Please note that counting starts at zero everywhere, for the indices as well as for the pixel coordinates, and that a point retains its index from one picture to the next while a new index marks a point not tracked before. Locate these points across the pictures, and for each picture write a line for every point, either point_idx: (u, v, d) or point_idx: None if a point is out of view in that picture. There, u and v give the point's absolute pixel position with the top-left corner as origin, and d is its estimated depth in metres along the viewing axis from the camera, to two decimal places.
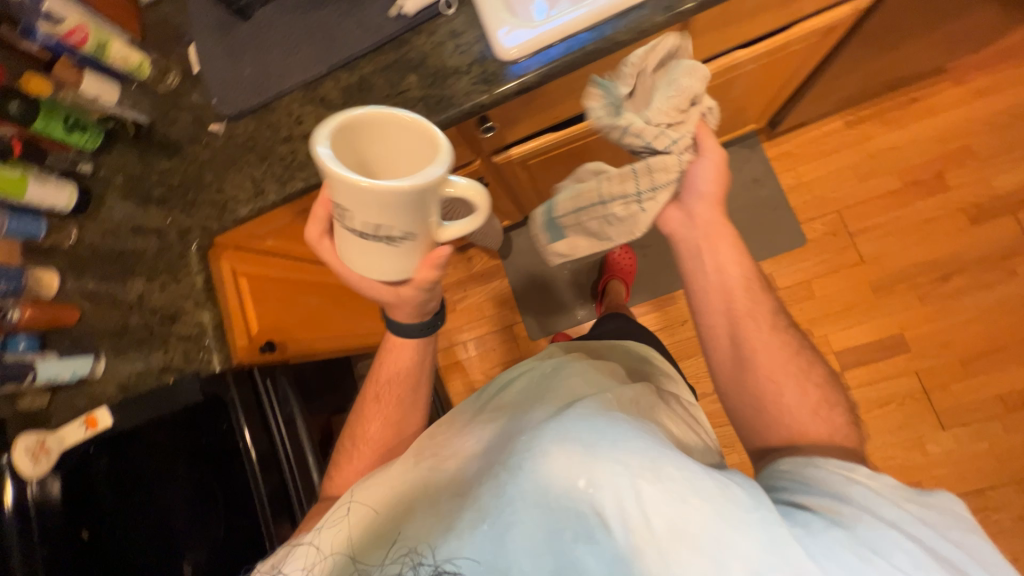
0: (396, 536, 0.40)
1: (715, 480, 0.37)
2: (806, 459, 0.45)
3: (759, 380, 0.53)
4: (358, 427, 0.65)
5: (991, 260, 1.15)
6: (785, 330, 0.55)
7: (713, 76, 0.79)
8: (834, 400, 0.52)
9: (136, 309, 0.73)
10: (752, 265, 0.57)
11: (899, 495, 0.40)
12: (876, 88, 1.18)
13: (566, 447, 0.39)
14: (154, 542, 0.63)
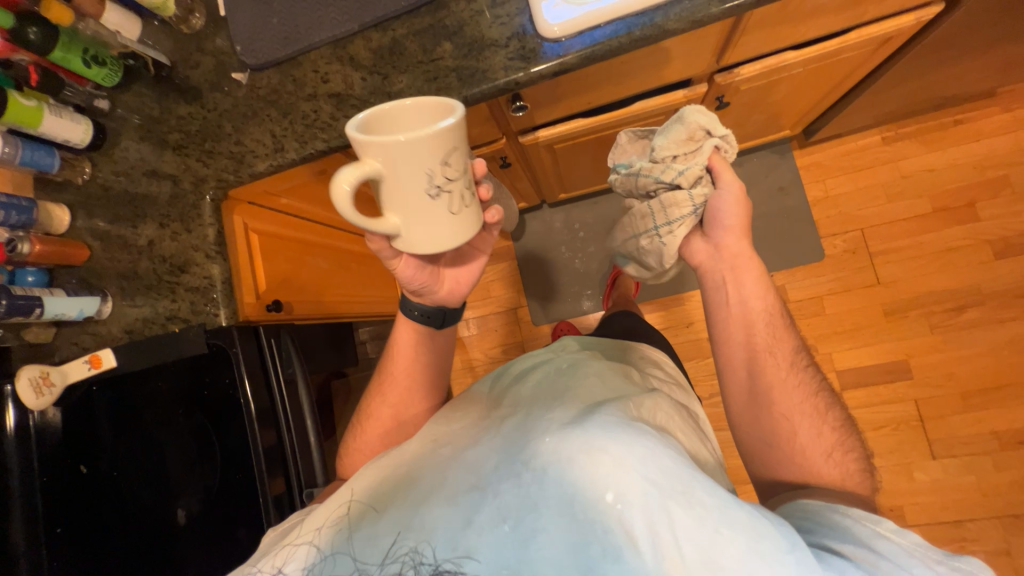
0: (411, 523, 0.40)
1: (748, 513, 0.37)
2: (830, 504, 0.44)
3: (775, 416, 0.54)
4: (367, 407, 0.68)
5: (1010, 296, 1.13)
6: (803, 369, 0.56)
7: (758, 76, 0.76)
8: (848, 444, 0.53)
9: (146, 254, 0.72)
10: (776, 301, 0.58)
11: (927, 554, 0.39)
12: (920, 105, 1.13)
13: (595, 458, 0.38)
14: (149, 480, 0.70)
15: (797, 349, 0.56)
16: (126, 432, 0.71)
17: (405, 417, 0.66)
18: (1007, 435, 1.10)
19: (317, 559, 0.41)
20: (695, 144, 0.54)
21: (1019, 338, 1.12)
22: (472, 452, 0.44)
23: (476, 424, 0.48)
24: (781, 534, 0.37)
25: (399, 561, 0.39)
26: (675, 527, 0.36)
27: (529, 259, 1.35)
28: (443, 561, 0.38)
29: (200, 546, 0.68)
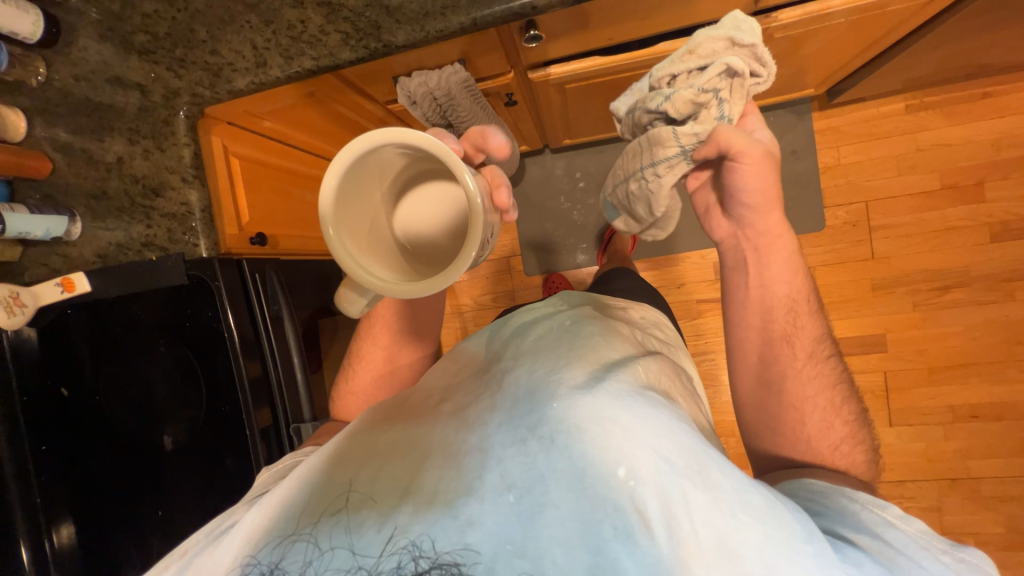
0: (413, 487, 0.40)
1: (762, 496, 0.38)
2: (837, 488, 0.47)
3: (785, 403, 0.57)
4: (357, 352, 0.68)
5: (996, 280, 1.14)
6: (821, 359, 0.58)
7: (797, 23, 0.69)
8: (856, 434, 0.57)
9: (115, 173, 0.66)
10: (801, 286, 0.59)
11: (932, 543, 0.42)
12: (952, 72, 1.07)
13: (607, 430, 0.38)
14: (132, 406, 0.69)
15: (815, 336, 0.59)
16: (102, 359, 0.69)
17: (398, 359, 0.67)
18: (962, 410, 1.17)
19: (315, 554, 0.39)
20: (699, 64, 0.50)
21: (995, 321, 1.15)
22: (476, 417, 0.43)
23: (478, 387, 0.47)
24: (800, 522, 0.38)
25: (397, 555, 0.38)
26: (689, 506, 0.36)
27: (526, 206, 1.31)
28: (443, 555, 0.37)
29: (189, 475, 0.69)
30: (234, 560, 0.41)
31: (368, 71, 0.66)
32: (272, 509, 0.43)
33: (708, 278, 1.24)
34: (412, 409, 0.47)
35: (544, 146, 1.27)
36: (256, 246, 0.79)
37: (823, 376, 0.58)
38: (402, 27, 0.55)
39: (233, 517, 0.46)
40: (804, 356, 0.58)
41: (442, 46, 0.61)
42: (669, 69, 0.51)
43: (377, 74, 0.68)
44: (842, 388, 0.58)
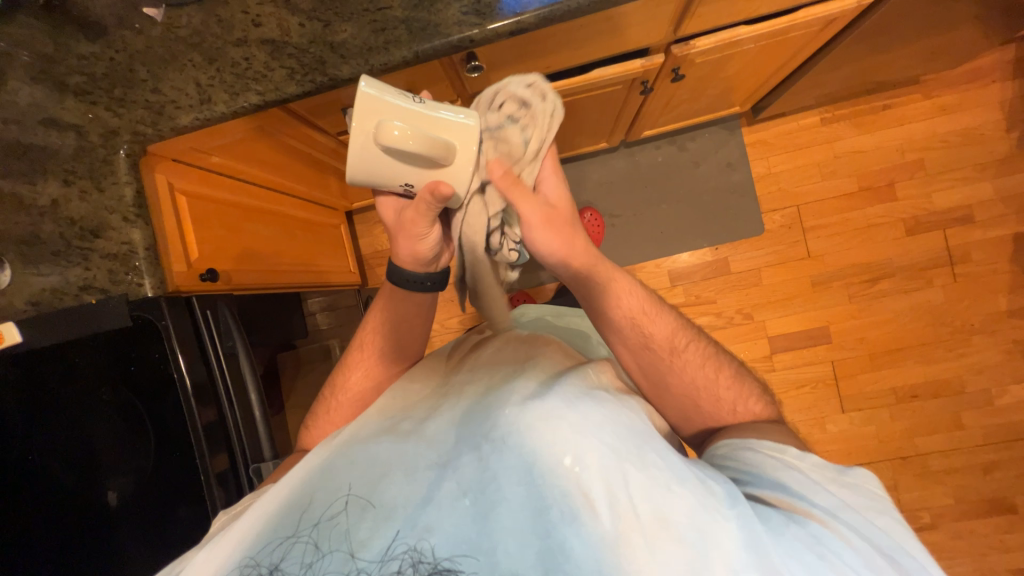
0: (371, 499, 0.40)
1: (697, 473, 0.40)
2: (743, 442, 0.49)
3: (675, 394, 0.57)
4: (341, 377, 0.67)
5: (916, 269, 1.26)
6: (681, 354, 0.57)
7: (712, 50, 0.76)
8: (749, 388, 0.57)
9: (48, 217, 0.62)
10: (638, 287, 0.59)
11: (826, 474, 0.44)
12: (855, 87, 1.20)
13: (553, 425, 0.39)
14: (75, 464, 0.64)
15: (672, 327, 0.58)
16: (37, 418, 0.62)
17: (385, 386, 0.65)
18: (903, 391, 1.26)
19: (315, 556, 0.38)
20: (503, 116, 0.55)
21: (920, 306, 1.26)
22: (431, 427, 0.44)
23: (434, 401, 0.48)
24: (727, 488, 0.40)
25: (399, 561, 0.37)
26: (631, 488, 0.37)
27: None
28: (442, 560, 0.36)
29: (137, 532, 0.65)
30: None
31: (317, 103, 0.68)
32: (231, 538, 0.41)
33: (664, 286, 1.30)
34: (370, 425, 0.47)
35: None
36: (206, 283, 0.75)
37: (693, 364, 0.57)
38: (347, 62, 0.58)
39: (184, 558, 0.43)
40: (668, 351, 0.57)
41: (388, 78, 0.64)
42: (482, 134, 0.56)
43: (325, 106, 0.70)
44: (716, 356, 0.59)
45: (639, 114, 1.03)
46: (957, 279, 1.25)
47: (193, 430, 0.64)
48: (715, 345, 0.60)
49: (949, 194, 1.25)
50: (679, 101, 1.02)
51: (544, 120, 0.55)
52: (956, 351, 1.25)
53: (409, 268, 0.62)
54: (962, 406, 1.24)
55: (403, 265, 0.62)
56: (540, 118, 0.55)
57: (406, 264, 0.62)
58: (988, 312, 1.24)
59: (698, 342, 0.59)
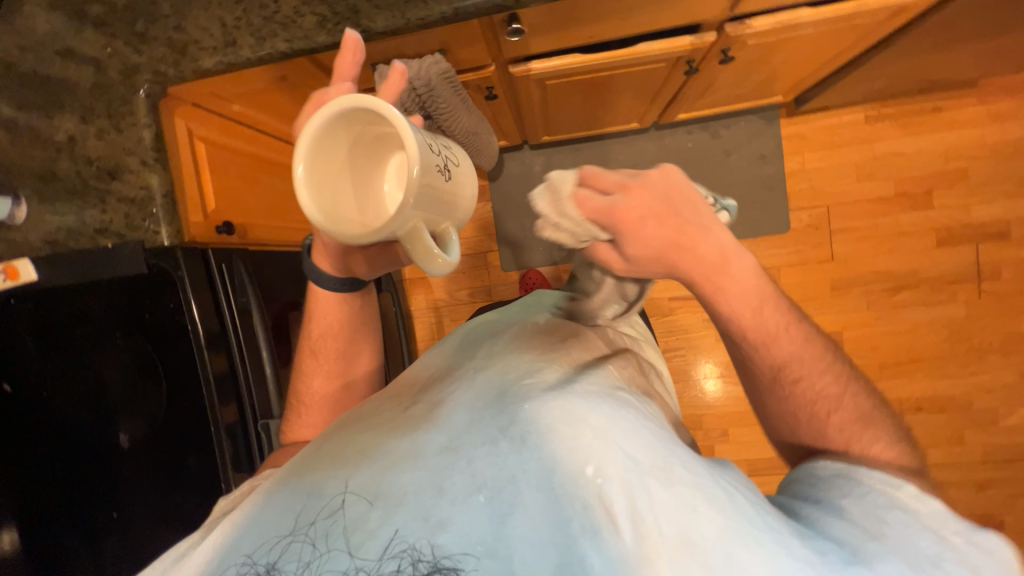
0: (379, 489, 0.38)
1: (726, 493, 0.38)
2: (844, 470, 0.45)
3: (770, 414, 0.54)
4: (301, 383, 0.65)
5: (942, 281, 1.22)
6: (795, 378, 0.50)
7: (769, 32, 0.71)
8: (874, 434, 0.48)
9: (65, 152, 0.61)
10: (768, 279, 0.49)
11: (947, 525, 0.40)
12: (907, 84, 1.13)
13: (577, 428, 0.38)
14: (89, 404, 0.66)
15: (791, 353, 0.50)
16: (51, 352, 0.65)
17: (352, 383, 0.66)
18: (909, 402, 1.25)
19: (314, 555, 0.37)
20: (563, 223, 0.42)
21: (940, 320, 1.23)
22: (445, 414, 0.43)
23: (449, 387, 0.47)
24: (763, 514, 0.38)
25: (397, 558, 0.35)
26: (657, 505, 0.35)
27: (505, 202, 1.33)
28: (441, 558, 0.35)
29: (143, 476, 0.66)
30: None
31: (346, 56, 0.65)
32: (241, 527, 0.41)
33: None
34: (380, 411, 0.46)
35: (524, 142, 1.28)
36: (223, 236, 0.76)
37: (813, 394, 0.50)
38: (381, 12, 0.54)
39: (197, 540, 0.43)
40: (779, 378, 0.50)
41: (422, 35, 0.61)
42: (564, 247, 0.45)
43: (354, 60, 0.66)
44: (845, 389, 0.50)
45: (678, 95, 0.98)
46: (982, 296, 1.22)
47: (204, 380, 0.64)
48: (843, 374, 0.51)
49: (988, 208, 1.20)
50: (721, 85, 0.96)
51: (579, 223, 0.41)
52: (969, 369, 1.23)
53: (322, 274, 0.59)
54: (967, 423, 1.24)
55: (313, 278, 0.60)
56: (583, 229, 0.42)
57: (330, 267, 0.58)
58: (1008, 333, 1.22)
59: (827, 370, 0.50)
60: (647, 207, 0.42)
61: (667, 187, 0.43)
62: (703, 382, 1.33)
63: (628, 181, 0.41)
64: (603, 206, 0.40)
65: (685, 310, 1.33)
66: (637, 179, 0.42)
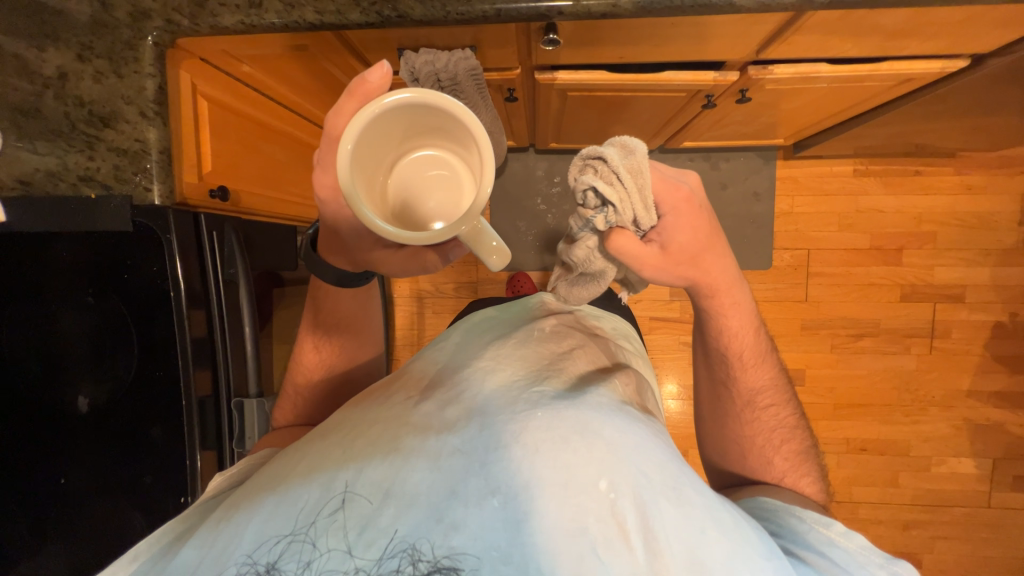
0: (393, 488, 0.39)
1: (730, 517, 0.42)
2: (786, 507, 0.55)
3: (732, 438, 0.66)
4: (298, 375, 0.65)
5: (900, 334, 1.31)
6: (762, 408, 0.65)
7: (789, 80, 0.74)
8: (804, 469, 0.65)
9: (53, 90, 0.57)
10: (758, 318, 0.63)
11: (872, 558, 0.50)
12: (897, 146, 1.20)
13: (593, 440, 0.41)
14: (46, 364, 0.62)
15: (765, 384, 0.65)
16: (14, 303, 0.61)
17: (353, 374, 0.66)
18: (855, 442, 1.33)
19: (312, 555, 0.37)
20: (621, 183, 0.44)
21: (894, 369, 1.32)
22: (459, 416, 0.44)
23: (458, 385, 0.48)
24: (760, 538, 0.42)
25: (397, 557, 0.36)
26: (667, 524, 0.39)
27: (503, 202, 1.33)
28: (441, 558, 0.36)
29: (100, 444, 0.63)
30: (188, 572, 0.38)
31: (373, 37, 0.63)
32: (236, 526, 0.39)
33: (662, 298, 1.36)
34: (386, 408, 0.47)
35: (530, 145, 1.28)
36: (215, 201, 0.73)
37: (771, 422, 0.65)
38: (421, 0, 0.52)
39: (179, 545, 0.41)
40: (751, 404, 0.64)
41: (457, 30, 0.60)
42: (606, 213, 0.45)
43: (381, 42, 0.64)
44: (790, 428, 0.66)
45: (689, 124, 1.01)
46: (933, 351, 1.31)
47: (180, 350, 0.61)
48: (794, 417, 0.67)
49: (949, 271, 1.30)
50: (731, 121, 0.99)
51: (634, 188, 0.44)
52: (912, 418, 1.32)
53: (328, 269, 0.55)
54: (903, 467, 1.33)
55: (313, 271, 0.56)
56: (636, 196, 0.44)
57: (337, 260, 0.55)
58: (951, 388, 1.32)
59: (783, 407, 0.66)
60: (688, 201, 0.49)
61: (701, 191, 0.51)
62: (667, 402, 1.37)
63: (688, 176, 0.51)
64: (671, 182, 0.48)
65: (663, 331, 1.37)
66: (693, 179, 0.53)
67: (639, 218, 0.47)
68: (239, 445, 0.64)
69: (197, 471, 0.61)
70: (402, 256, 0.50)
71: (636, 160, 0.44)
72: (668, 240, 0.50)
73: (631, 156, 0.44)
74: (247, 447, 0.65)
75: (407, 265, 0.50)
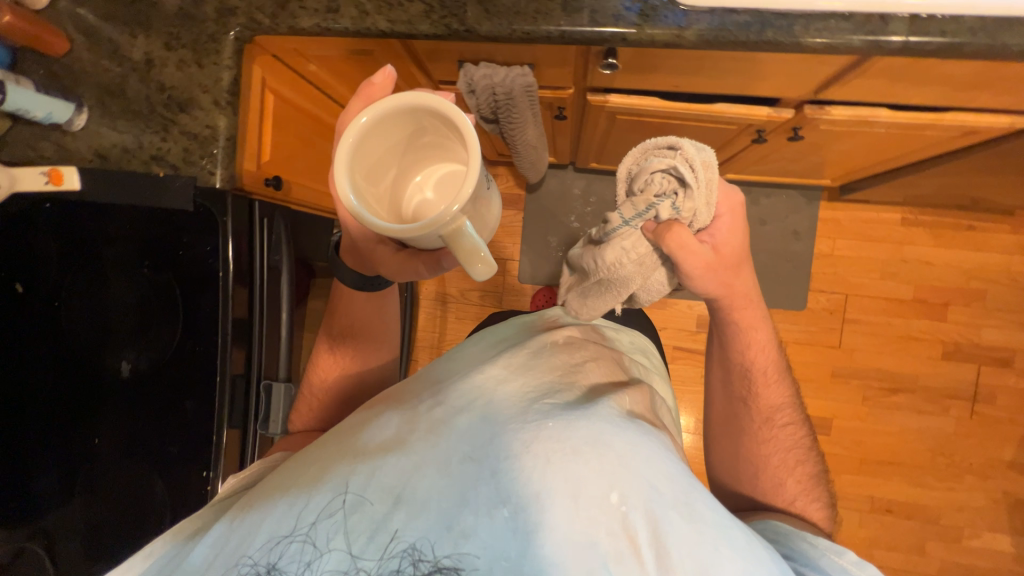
0: (401, 493, 0.39)
1: (741, 534, 0.40)
2: (796, 531, 0.54)
3: (745, 455, 0.67)
4: (316, 376, 0.74)
5: (939, 394, 1.24)
6: (776, 426, 0.67)
7: (845, 123, 0.73)
8: (815, 495, 0.65)
9: (138, 74, 0.62)
10: (773, 338, 0.68)
11: None
12: (950, 198, 1.16)
13: (604, 453, 0.40)
14: (91, 327, 0.65)
15: (780, 402, 0.67)
16: (73, 266, 0.65)
17: (367, 373, 0.75)
18: (880, 502, 1.26)
19: (314, 554, 0.37)
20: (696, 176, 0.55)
21: (929, 430, 1.25)
22: (467, 419, 0.43)
23: (466, 382, 0.47)
24: (774, 561, 0.41)
25: (399, 558, 0.37)
26: (678, 542, 0.38)
27: (536, 216, 1.34)
28: (443, 559, 0.37)
29: (131, 409, 0.65)
30: (205, 568, 0.39)
31: (435, 48, 0.65)
32: (251, 523, 0.40)
33: (688, 328, 1.34)
34: (395, 413, 0.46)
35: (569, 162, 1.30)
36: (269, 189, 0.76)
37: (785, 441, 0.66)
38: (489, 18, 0.54)
39: (192, 544, 0.42)
40: (764, 420, 0.67)
41: (517, 48, 0.62)
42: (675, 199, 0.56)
43: (442, 54, 0.67)
44: (803, 451, 0.67)
45: (734, 157, 1.00)
46: (973, 416, 1.24)
47: (222, 327, 0.63)
48: (807, 439, 0.68)
49: (998, 333, 1.23)
50: (778, 158, 0.98)
51: (704, 184, 0.55)
52: (945, 484, 1.25)
53: (347, 273, 0.66)
54: (931, 535, 1.25)
55: (337, 273, 0.68)
56: (702, 190, 0.55)
57: (349, 263, 0.66)
58: (991, 458, 1.24)
59: (796, 429, 0.68)
60: (737, 207, 0.60)
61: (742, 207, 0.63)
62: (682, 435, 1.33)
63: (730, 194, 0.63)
64: (727, 189, 0.60)
65: (686, 361, 1.34)
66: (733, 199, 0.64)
67: (701, 210, 0.57)
68: (262, 427, 0.66)
69: (221, 447, 0.62)
70: (398, 260, 0.58)
71: (707, 161, 0.55)
72: (715, 235, 0.60)
73: (705, 157, 0.55)
74: (269, 430, 0.67)
75: (400, 269, 0.58)
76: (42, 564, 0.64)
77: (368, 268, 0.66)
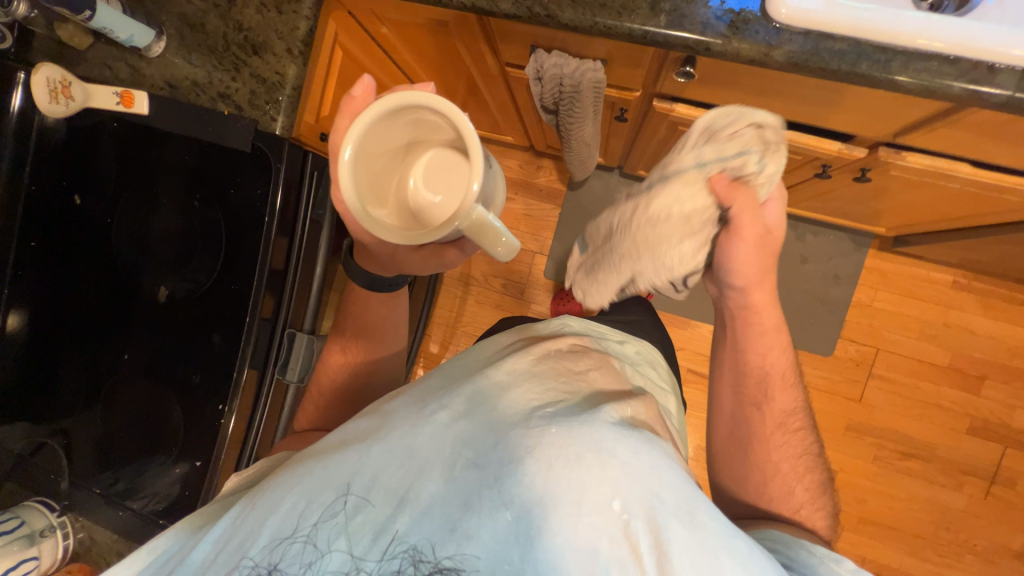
0: (404, 496, 0.39)
1: (746, 545, 0.39)
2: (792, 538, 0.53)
3: (755, 460, 0.65)
4: (323, 374, 0.73)
5: (956, 468, 1.20)
6: (788, 432, 0.65)
7: (921, 172, 0.69)
8: (821, 503, 0.63)
9: (220, 12, 0.63)
10: (788, 345, 0.68)
11: None
12: (1009, 269, 1.10)
13: (606, 460, 0.39)
14: (132, 249, 0.67)
15: (790, 407, 0.66)
16: (127, 188, 0.67)
17: (384, 345, 0.76)
18: (872, 564, 1.22)
19: (314, 555, 0.38)
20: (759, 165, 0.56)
21: (938, 502, 1.20)
22: (467, 421, 0.42)
23: (470, 382, 0.46)
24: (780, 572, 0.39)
25: (399, 557, 0.38)
26: (680, 549, 0.37)
27: (574, 214, 1.33)
28: (443, 560, 0.37)
29: (160, 332, 0.67)
30: (206, 566, 0.41)
31: (511, 30, 0.65)
32: (253, 521, 0.41)
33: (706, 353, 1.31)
34: (394, 408, 0.46)
35: (617, 166, 1.28)
36: (321, 144, 0.78)
37: (794, 447, 0.65)
38: (574, 6, 0.52)
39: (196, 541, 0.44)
40: (775, 424, 0.65)
41: (594, 41, 0.61)
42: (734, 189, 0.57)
43: (516, 36, 0.66)
44: (812, 458, 0.65)
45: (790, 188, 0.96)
46: (987, 498, 1.19)
47: (259, 267, 0.65)
48: (815, 446, 0.66)
49: None
50: (836, 197, 0.94)
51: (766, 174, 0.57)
52: (943, 559, 1.20)
53: (361, 274, 0.68)
54: None
55: (351, 273, 0.69)
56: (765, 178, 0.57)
57: (364, 262, 0.68)
58: (998, 543, 1.19)
59: (806, 433, 0.66)
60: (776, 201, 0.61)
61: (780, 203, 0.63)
62: None
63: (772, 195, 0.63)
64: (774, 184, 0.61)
65: (698, 386, 1.31)
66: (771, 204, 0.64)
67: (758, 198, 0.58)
68: (281, 372, 0.68)
69: (239, 382, 0.65)
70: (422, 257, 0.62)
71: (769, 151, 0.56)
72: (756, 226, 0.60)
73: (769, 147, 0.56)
74: (286, 376, 0.68)
75: (428, 262, 0.62)
76: (56, 461, 0.68)
77: (382, 271, 0.68)
